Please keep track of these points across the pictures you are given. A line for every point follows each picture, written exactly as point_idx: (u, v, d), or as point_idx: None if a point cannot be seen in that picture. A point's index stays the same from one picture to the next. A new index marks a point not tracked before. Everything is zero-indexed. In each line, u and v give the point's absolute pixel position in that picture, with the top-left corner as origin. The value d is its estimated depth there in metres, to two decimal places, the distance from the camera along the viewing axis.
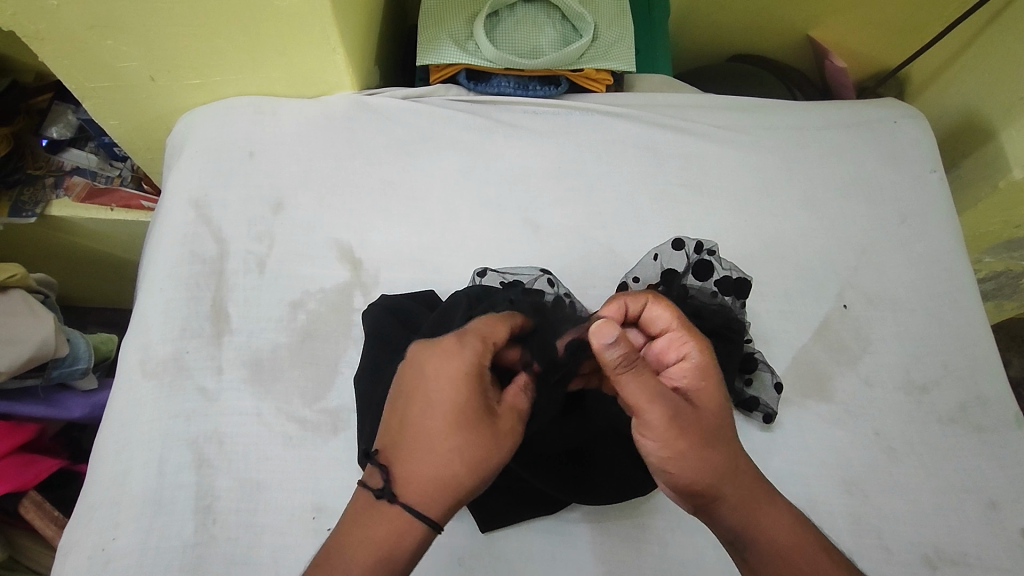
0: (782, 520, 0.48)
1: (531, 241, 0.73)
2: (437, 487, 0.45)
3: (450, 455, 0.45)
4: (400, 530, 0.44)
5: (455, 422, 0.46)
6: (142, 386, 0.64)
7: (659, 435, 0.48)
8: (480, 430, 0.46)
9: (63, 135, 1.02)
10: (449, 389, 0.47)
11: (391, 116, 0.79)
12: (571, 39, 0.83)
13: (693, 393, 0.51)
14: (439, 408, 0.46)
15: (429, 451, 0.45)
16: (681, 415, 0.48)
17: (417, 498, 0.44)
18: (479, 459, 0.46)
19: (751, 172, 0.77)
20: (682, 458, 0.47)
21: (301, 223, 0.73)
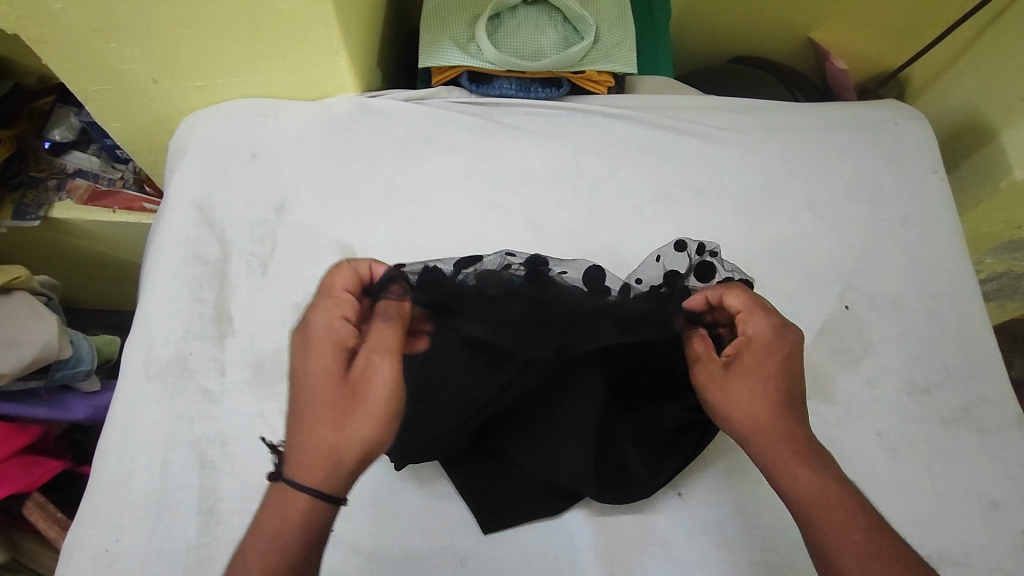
0: (818, 479, 0.49)
1: (533, 242, 0.73)
2: (312, 457, 0.44)
3: (321, 423, 0.45)
4: (291, 505, 0.43)
5: (314, 385, 0.46)
6: (145, 387, 0.64)
7: (746, 366, 0.53)
8: (341, 384, 0.46)
9: (66, 137, 1.03)
10: (313, 362, 0.47)
11: (393, 118, 0.79)
12: (572, 41, 0.83)
13: (750, 355, 0.54)
14: (306, 384, 0.47)
15: (300, 420, 0.46)
16: (732, 366, 0.54)
17: (292, 473, 0.44)
18: (348, 420, 0.45)
19: (752, 173, 0.78)
20: (753, 400, 0.52)
21: (303, 225, 0.73)
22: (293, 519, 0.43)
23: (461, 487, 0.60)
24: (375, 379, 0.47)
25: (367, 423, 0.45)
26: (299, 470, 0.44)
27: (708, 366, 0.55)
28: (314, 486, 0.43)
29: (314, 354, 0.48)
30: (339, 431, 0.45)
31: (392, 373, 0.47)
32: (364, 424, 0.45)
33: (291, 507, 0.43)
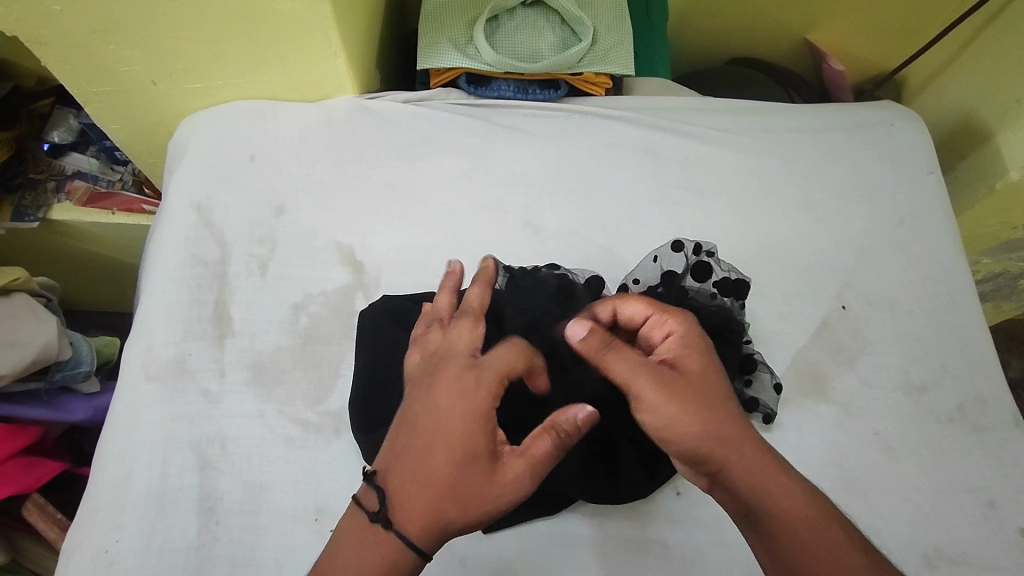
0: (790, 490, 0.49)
1: (531, 243, 0.73)
2: (421, 518, 0.45)
3: (437, 492, 0.46)
4: (386, 555, 0.45)
5: (446, 464, 0.46)
6: (145, 388, 0.64)
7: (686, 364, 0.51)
8: (477, 476, 0.46)
9: (65, 139, 1.03)
10: (442, 419, 0.47)
11: (392, 120, 0.80)
12: (570, 43, 0.83)
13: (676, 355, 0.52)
14: (438, 446, 0.46)
15: (418, 484, 0.46)
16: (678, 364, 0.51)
17: (398, 527, 0.45)
18: (466, 504, 0.46)
19: (750, 174, 0.78)
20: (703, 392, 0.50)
21: (303, 226, 0.73)
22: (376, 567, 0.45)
23: None
24: (512, 488, 0.47)
25: (486, 513, 0.47)
26: (402, 522, 0.45)
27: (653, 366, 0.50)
28: (410, 546, 0.45)
29: (452, 408, 0.47)
30: (458, 516, 0.46)
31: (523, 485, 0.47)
32: (480, 512, 0.46)
33: (388, 555, 0.45)
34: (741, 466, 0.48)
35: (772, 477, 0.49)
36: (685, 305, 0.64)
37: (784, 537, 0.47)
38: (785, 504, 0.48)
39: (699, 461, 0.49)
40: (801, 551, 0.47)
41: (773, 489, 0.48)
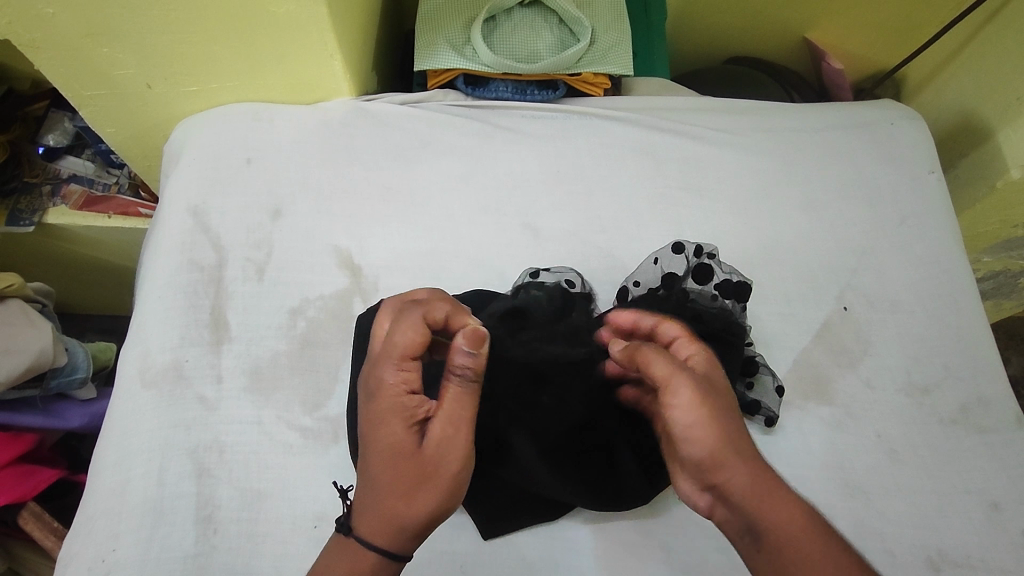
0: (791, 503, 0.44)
1: (531, 245, 0.73)
2: (376, 518, 0.45)
3: (407, 441, 0.46)
4: (378, 522, 0.45)
5: (374, 458, 0.46)
6: (141, 396, 0.63)
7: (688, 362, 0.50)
8: (407, 460, 0.45)
9: (60, 142, 1.03)
10: (393, 384, 0.47)
11: (389, 122, 0.79)
12: (567, 44, 0.83)
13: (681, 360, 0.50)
14: (370, 448, 0.46)
15: (365, 487, 0.46)
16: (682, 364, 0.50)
17: (388, 492, 0.45)
18: (445, 438, 0.46)
19: (749, 174, 0.77)
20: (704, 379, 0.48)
21: (300, 229, 0.73)
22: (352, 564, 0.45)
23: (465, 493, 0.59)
24: (442, 451, 0.46)
25: (431, 492, 0.45)
26: (386, 485, 0.45)
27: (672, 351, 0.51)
28: (376, 542, 0.45)
29: (373, 409, 0.47)
30: (401, 500, 0.45)
31: (455, 440, 0.46)
32: (426, 492, 0.45)
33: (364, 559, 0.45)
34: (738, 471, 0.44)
35: (775, 490, 0.44)
36: (687, 308, 0.63)
37: (790, 546, 0.42)
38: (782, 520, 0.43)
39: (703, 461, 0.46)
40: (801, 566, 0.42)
41: (770, 505, 0.43)
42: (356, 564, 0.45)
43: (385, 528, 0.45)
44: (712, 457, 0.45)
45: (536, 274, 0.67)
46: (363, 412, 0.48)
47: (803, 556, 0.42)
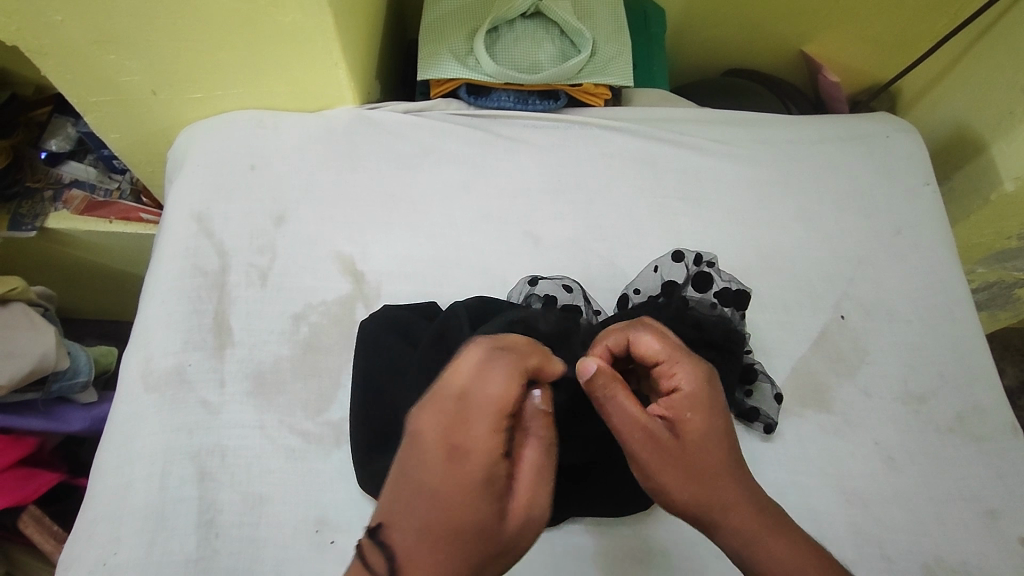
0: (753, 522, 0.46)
1: (532, 253, 0.73)
2: None
3: (492, 508, 0.39)
4: None
5: (445, 527, 0.38)
6: (143, 400, 0.64)
7: (695, 418, 0.47)
8: (492, 530, 0.39)
9: (63, 148, 1.05)
10: (487, 439, 0.39)
11: (392, 130, 0.80)
12: (569, 54, 0.84)
13: (689, 395, 0.47)
14: (436, 513, 0.39)
15: (422, 559, 0.38)
16: (691, 399, 0.47)
17: (472, 565, 0.39)
18: (532, 505, 0.41)
19: (747, 184, 0.78)
20: (698, 416, 0.47)
21: (302, 235, 0.73)
22: None
23: None
24: (529, 516, 0.41)
25: (502, 563, 0.41)
26: (462, 556, 0.38)
27: (679, 386, 0.48)
28: None
29: (447, 470, 0.39)
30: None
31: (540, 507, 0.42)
32: (503, 560, 0.41)
33: None
34: (721, 488, 0.46)
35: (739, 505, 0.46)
36: (687, 315, 0.64)
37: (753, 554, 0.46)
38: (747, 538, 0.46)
39: (688, 478, 0.46)
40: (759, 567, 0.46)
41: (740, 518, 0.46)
42: None
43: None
44: (693, 478, 0.46)
45: (535, 280, 0.68)
46: (426, 470, 0.39)
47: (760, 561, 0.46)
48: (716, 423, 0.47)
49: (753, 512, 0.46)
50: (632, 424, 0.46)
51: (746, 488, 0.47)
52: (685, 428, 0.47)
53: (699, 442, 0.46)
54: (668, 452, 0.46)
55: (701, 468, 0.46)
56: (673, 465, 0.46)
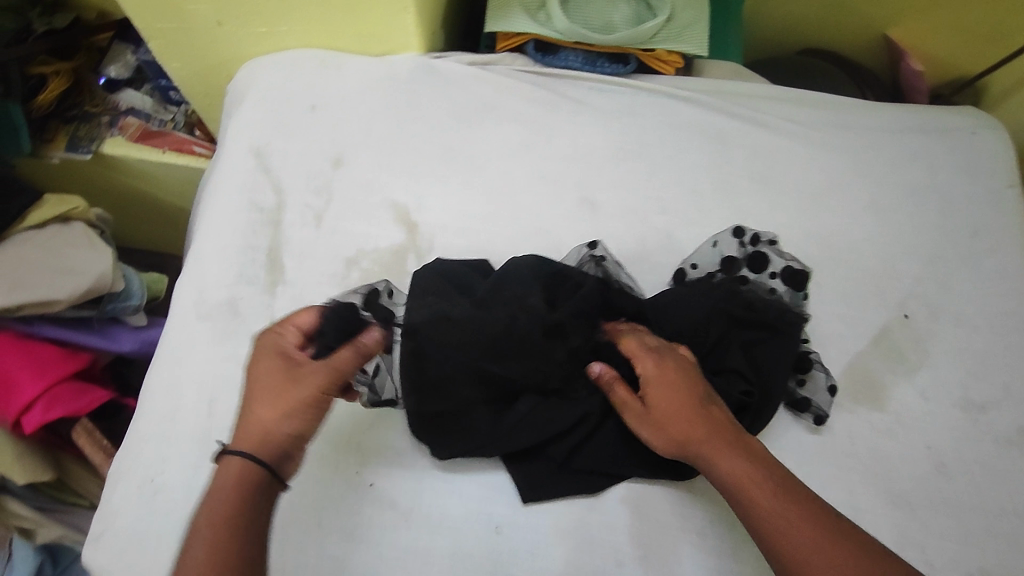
0: (794, 505, 0.48)
1: (588, 219, 0.72)
2: (249, 436, 0.50)
3: (277, 376, 0.52)
4: (256, 443, 0.49)
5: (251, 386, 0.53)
6: (196, 328, 0.65)
7: (711, 407, 0.55)
8: (263, 390, 0.51)
9: (120, 75, 1.12)
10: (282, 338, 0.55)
11: (456, 81, 0.78)
12: (644, 18, 0.80)
13: (704, 389, 0.56)
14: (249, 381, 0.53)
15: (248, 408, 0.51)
16: (706, 392, 0.55)
17: (251, 415, 0.51)
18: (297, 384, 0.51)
19: (817, 170, 0.75)
20: (711, 406, 0.54)
21: (358, 180, 0.73)
22: (229, 485, 0.47)
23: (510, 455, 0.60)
24: (292, 392, 0.51)
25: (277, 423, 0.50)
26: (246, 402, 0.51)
27: (694, 380, 0.56)
28: (244, 459, 0.48)
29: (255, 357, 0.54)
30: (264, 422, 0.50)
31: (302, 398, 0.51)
32: (270, 425, 0.50)
33: (239, 479, 0.48)
34: (744, 467, 0.51)
35: (775, 486, 0.49)
36: (744, 293, 0.63)
37: (799, 540, 0.46)
38: (789, 521, 0.47)
39: (713, 454, 0.52)
40: (811, 550, 0.46)
41: (778, 500, 0.49)
42: (223, 474, 0.48)
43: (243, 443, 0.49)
44: (716, 453, 0.52)
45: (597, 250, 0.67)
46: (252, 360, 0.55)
47: (808, 548, 0.46)
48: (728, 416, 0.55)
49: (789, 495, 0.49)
50: (659, 395, 0.55)
51: (773, 472, 0.51)
52: (705, 413, 0.54)
53: (717, 427, 0.53)
54: (690, 428, 0.53)
55: (725, 448, 0.52)
56: (695, 439, 0.53)
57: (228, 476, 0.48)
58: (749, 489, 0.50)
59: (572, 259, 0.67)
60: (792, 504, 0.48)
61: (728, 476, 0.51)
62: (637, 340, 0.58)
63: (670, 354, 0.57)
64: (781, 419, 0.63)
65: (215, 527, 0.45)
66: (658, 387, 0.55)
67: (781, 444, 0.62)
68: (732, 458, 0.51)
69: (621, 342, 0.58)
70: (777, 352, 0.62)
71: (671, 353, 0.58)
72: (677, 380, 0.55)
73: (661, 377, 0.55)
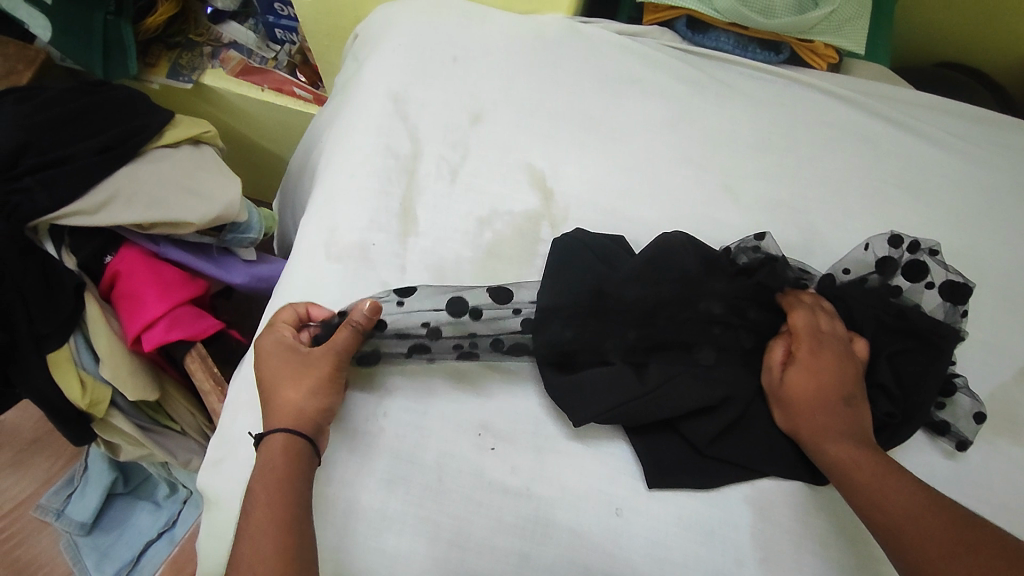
0: (909, 492, 0.48)
1: (729, 208, 0.69)
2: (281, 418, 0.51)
3: (288, 359, 0.54)
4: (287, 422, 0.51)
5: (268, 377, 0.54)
6: (326, 268, 0.63)
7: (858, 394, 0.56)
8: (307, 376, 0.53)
9: (227, 7, 1.14)
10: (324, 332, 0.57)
11: (600, 49, 0.76)
12: (806, 5, 0.75)
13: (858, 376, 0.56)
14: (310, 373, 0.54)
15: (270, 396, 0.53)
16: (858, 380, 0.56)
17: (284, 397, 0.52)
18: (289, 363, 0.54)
19: (974, 187, 0.72)
20: (856, 393, 0.56)
21: (496, 138, 0.71)
22: (280, 468, 0.48)
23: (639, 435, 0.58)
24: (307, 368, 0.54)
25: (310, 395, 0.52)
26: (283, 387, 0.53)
27: (849, 365, 0.57)
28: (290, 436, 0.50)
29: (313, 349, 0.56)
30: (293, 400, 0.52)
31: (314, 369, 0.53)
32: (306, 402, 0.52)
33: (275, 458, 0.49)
34: (868, 455, 0.51)
35: (895, 480, 0.49)
36: (893, 302, 0.61)
37: (902, 528, 0.46)
38: (898, 508, 0.47)
39: (845, 434, 0.53)
40: (913, 539, 0.45)
41: (896, 488, 0.48)
42: (271, 460, 0.49)
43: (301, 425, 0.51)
44: (846, 436, 0.53)
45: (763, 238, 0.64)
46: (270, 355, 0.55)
47: (906, 537, 0.46)
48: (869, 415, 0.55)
49: (905, 488, 0.48)
50: (806, 364, 0.57)
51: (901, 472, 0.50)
52: (848, 396, 0.55)
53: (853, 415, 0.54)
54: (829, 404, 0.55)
55: (855, 435, 0.53)
56: (829, 414, 0.54)
57: (279, 454, 0.49)
58: (866, 476, 0.50)
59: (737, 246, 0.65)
60: (907, 493, 0.48)
61: (853, 458, 0.51)
62: (808, 315, 0.59)
63: (835, 332, 0.58)
64: (917, 439, 0.61)
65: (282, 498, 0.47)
66: (806, 369, 0.56)
67: (917, 466, 0.59)
68: (843, 443, 0.52)
69: (792, 311, 0.60)
70: (927, 366, 0.59)
71: (837, 332, 0.59)
72: (830, 366, 0.56)
73: (813, 358, 0.56)
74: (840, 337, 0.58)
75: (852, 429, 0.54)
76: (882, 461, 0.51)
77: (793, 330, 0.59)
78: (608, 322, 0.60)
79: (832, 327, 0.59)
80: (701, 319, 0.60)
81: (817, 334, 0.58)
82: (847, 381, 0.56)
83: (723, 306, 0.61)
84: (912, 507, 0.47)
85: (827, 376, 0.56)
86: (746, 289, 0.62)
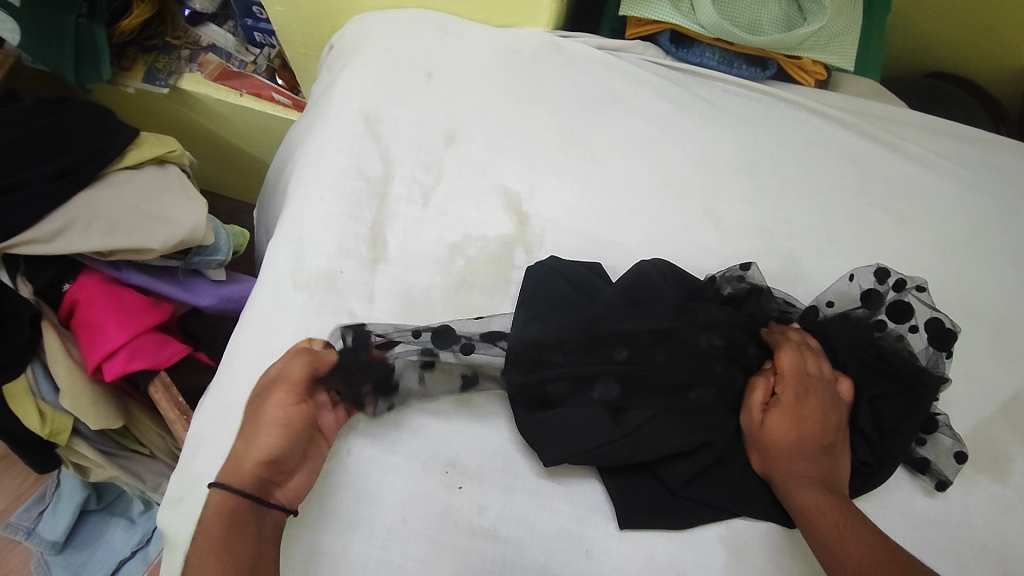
0: (869, 546, 0.47)
1: (712, 234, 0.67)
2: (238, 463, 0.48)
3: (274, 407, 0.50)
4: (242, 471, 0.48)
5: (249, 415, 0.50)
6: (290, 296, 0.61)
7: (835, 440, 0.55)
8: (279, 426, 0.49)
9: (205, 9, 1.09)
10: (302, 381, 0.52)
11: (581, 65, 0.74)
12: (793, 22, 0.73)
13: (839, 421, 0.55)
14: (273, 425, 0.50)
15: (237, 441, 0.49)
16: (840, 425, 0.55)
17: (255, 441, 0.49)
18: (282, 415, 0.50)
19: (962, 211, 0.70)
20: (833, 438, 0.54)
21: (470, 159, 0.68)
22: (222, 522, 0.46)
23: (610, 474, 0.56)
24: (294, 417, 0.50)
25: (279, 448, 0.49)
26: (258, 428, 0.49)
27: (832, 410, 0.55)
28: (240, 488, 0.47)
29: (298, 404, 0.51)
30: (263, 443, 0.49)
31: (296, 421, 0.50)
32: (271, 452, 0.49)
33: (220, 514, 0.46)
34: (835, 503, 0.51)
35: (858, 531, 0.49)
36: (877, 343, 0.59)
37: None
38: (855, 562, 0.47)
39: (817, 479, 0.52)
40: None
41: (858, 539, 0.48)
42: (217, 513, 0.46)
43: (238, 474, 0.48)
44: (817, 481, 0.52)
45: (749, 268, 0.62)
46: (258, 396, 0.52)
47: None
48: (843, 460, 0.55)
49: (867, 542, 0.48)
50: (789, 406, 0.55)
51: (866, 523, 0.49)
52: (827, 442, 0.54)
53: (827, 460, 0.54)
54: (805, 449, 0.54)
55: (827, 481, 0.52)
56: (801, 458, 0.53)
57: (220, 508, 0.47)
58: (829, 524, 0.49)
59: (720, 276, 0.63)
60: (866, 548, 0.47)
61: (820, 505, 0.51)
62: (795, 355, 0.57)
63: (824, 374, 0.57)
64: (898, 478, 0.59)
65: (220, 555, 0.44)
66: (787, 414, 0.54)
67: (897, 506, 0.58)
68: (815, 491, 0.51)
69: (780, 348, 0.58)
70: (906, 412, 0.57)
71: (825, 374, 0.57)
72: (812, 412, 0.54)
73: (797, 404, 0.55)
74: (826, 380, 0.56)
75: (824, 477, 0.53)
76: (848, 510, 0.50)
77: (779, 370, 0.56)
78: (587, 356, 0.58)
79: (819, 370, 0.57)
80: (676, 359, 0.58)
81: (804, 378, 0.56)
82: (828, 428, 0.54)
83: (704, 339, 0.59)
84: (872, 565, 0.46)
85: (810, 423, 0.54)
86: (731, 322, 0.59)
